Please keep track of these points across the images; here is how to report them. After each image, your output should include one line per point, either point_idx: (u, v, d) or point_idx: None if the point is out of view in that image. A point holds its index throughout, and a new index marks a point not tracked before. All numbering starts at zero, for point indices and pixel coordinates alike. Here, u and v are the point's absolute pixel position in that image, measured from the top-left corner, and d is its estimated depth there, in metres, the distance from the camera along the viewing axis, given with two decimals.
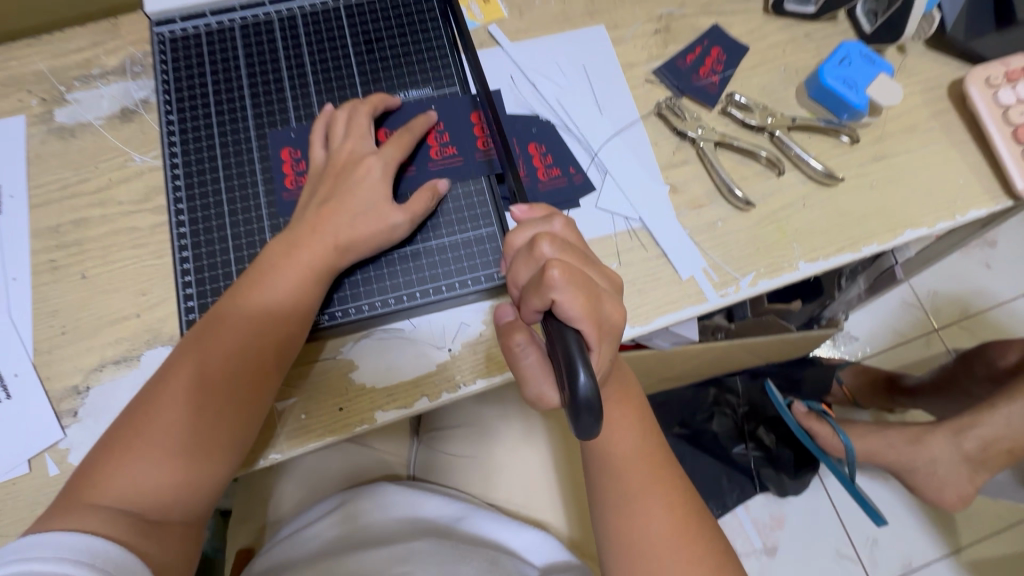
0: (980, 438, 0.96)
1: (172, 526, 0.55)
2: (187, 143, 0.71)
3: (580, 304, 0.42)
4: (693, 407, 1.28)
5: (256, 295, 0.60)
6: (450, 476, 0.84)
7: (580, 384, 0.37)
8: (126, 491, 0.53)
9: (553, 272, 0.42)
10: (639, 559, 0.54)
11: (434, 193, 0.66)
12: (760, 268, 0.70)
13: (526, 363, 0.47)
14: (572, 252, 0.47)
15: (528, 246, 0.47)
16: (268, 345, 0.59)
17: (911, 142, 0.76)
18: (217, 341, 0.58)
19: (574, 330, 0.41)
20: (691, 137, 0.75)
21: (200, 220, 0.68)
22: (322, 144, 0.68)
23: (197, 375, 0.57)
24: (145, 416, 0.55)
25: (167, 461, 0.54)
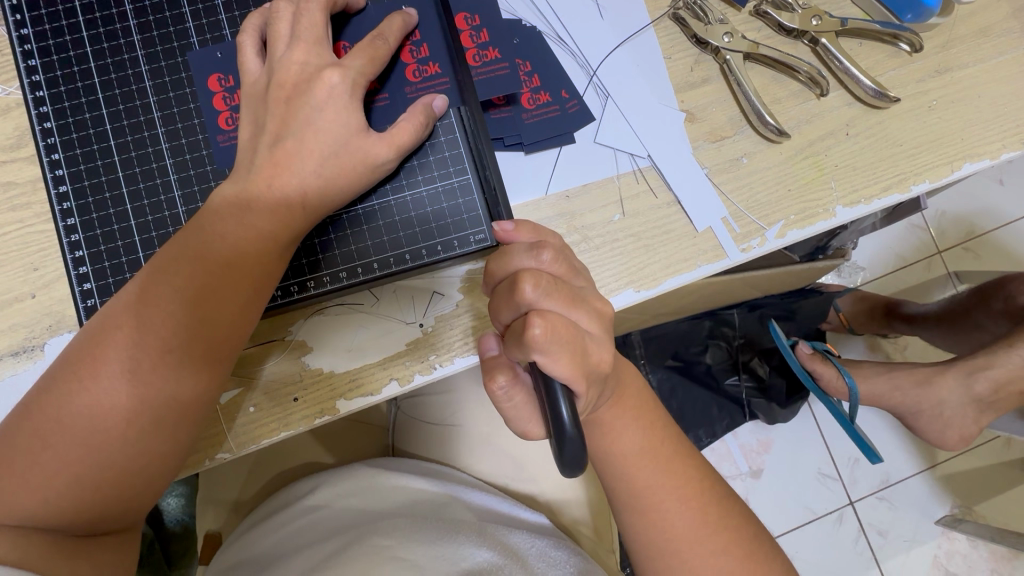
0: (992, 380, 0.92)
1: (103, 539, 0.44)
2: (52, 68, 0.53)
3: (566, 365, 0.36)
4: (685, 340, 1.15)
5: (188, 251, 0.45)
6: (432, 446, 0.78)
7: (563, 419, 0.34)
8: (33, 508, 0.41)
9: (536, 332, 0.35)
10: (658, 557, 0.49)
11: (427, 118, 0.51)
12: (791, 215, 0.59)
13: (508, 407, 0.40)
14: (561, 294, 0.38)
15: (509, 284, 0.39)
16: (219, 317, 0.45)
17: (981, 50, 0.62)
18: (142, 314, 0.43)
19: (562, 384, 0.36)
20: (714, 47, 0.59)
21: (84, 175, 0.52)
22: (257, 54, 0.50)
23: (118, 362, 0.42)
24: (52, 417, 0.42)
25: (91, 473, 0.42)
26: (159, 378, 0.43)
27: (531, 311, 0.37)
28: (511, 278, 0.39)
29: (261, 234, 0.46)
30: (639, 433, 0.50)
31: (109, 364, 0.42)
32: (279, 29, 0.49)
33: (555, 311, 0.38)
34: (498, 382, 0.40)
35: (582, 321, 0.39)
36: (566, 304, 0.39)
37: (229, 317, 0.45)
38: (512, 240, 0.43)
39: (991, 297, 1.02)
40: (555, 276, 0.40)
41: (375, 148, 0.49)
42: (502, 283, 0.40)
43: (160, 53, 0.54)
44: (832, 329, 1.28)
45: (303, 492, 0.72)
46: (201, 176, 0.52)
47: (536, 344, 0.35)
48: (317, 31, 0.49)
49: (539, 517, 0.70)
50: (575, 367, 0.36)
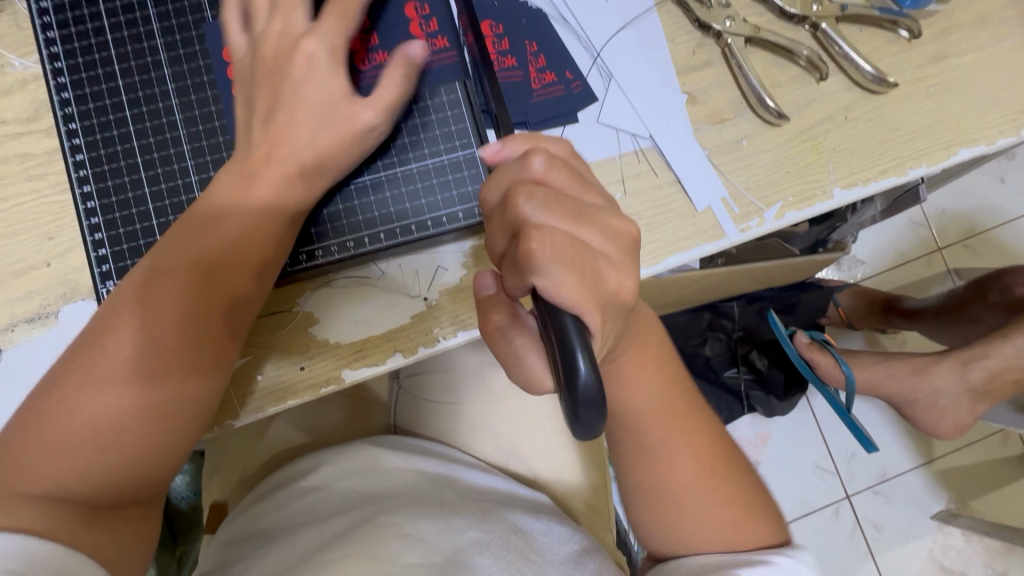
0: (987, 369, 0.93)
1: (122, 510, 0.44)
2: (68, 40, 0.54)
3: (574, 285, 0.34)
4: (685, 330, 1.15)
5: (206, 228, 0.46)
6: (435, 424, 0.80)
7: (579, 376, 0.32)
8: (55, 480, 0.41)
9: (533, 247, 0.34)
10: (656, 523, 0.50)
11: (407, 70, 0.50)
12: (789, 197, 0.60)
13: (511, 352, 0.39)
14: (561, 209, 0.37)
15: (503, 204, 0.37)
16: (233, 290, 0.46)
17: (979, 38, 0.63)
18: (156, 288, 0.44)
19: (572, 316, 0.34)
20: (716, 31, 0.61)
21: (100, 144, 0.53)
22: (240, 27, 0.51)
23: (141, 333, 0.44)
24: (76, 388, 0.43)
25: (116, 441, 0.43)
26: (181, 348, 0.44)
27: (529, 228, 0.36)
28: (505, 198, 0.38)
29: (275, 209, 0.48)
30: (636, 407, 0.51)
31: (132, 335, 0.43)
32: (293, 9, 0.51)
33: (556, 224, 0.36)
34: (495, 322, 0.39)
35: (591, 240, 0.37)
36: (569, 221, 0.37)
37: (242, 290, 0.47)
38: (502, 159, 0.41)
39: (988, 289, 1.04)
40: (556, 191, 0.38)
41: (384, 122, 0.50)
42: (497, 206, 0.39)
43: (174, 26, 0.55)
44: (831, 322, 1.28)
45: (308, 469, 0.73)
46: (213, 147, 0.54)
47: (534, 260, 0.34)
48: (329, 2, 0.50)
49: (541, 496, 0.72)
50: (581, 290, 0.35)
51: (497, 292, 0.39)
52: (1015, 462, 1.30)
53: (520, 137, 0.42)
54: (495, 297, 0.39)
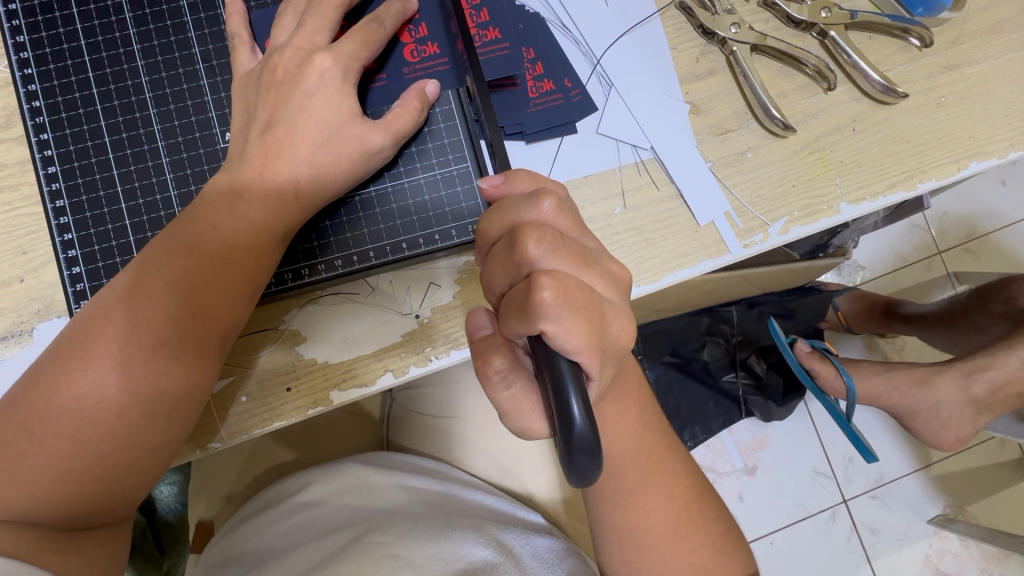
0: (991, 381, 0.92)
1: (93, 533, 0.43)
2: (40, 45, 0.51)
3: (579, 333, 0.33)
4: (683, 336, 1.13)
5: (179, 244, 0.44)
6: (428, 439, 0.78)
7: (573, 423, 0.30)
8: (23, 502, 0.40)
9: (545, 295, 0.32)
10: (638, 552, 0.49)
11: (423, 101, 0.50)
12: (794, 212, 0.58)
13: (506, 396, 0.37)
14: (567, 252, 0.35)
15: (508, 242, 0.36)
16: (215, 310, 0.44)
17: (992, 46, 0.61)
18: (132, 305, 0.42)
19: (568, 361, 0.33)
20: (721, 38, 0.58)
21: (74, 157, 0.51)
22: (250, 52, 0.50)
23: (109, 356, 0.41)
24: (41, 411, 0.40)
25: (81, 468, 0.41)
26: (151, 371, 0.42)
27: (537, 271, 0.34)
28: (511, 236, 0.36)
29: (253, 226, 0.45)
30: (635, 431, 0.49)
31: (99, 358, 0.41)
32: (284, 22, 0.49)
33: (562, 270, 0.35)
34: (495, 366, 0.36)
35: (592, 283, 0.36)
36: (574, 265, 0.36)
37: (224, 309, 0.44)
38: (503, 194, 0.41)
39: (991, 298, 1.02)
40: (561, 233, 0.37)
41: (370, 135, 0.47)
42: (500, 245, 0.37)
43: (152, 31, 0.52)
44: (830, 327, 1.27)
45: (296, 488, 0.71)
46: (194, 160, 0.51)
47: (546, 307, 0.32)
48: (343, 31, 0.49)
49: (538, 517, 0.70)
50: (587, 337, 0.33)
51: (493, 335, 0.38)
52: (1013, 469, 1.30)
53: (523, 175, 0.42)
54: (487, 338, 0.38)
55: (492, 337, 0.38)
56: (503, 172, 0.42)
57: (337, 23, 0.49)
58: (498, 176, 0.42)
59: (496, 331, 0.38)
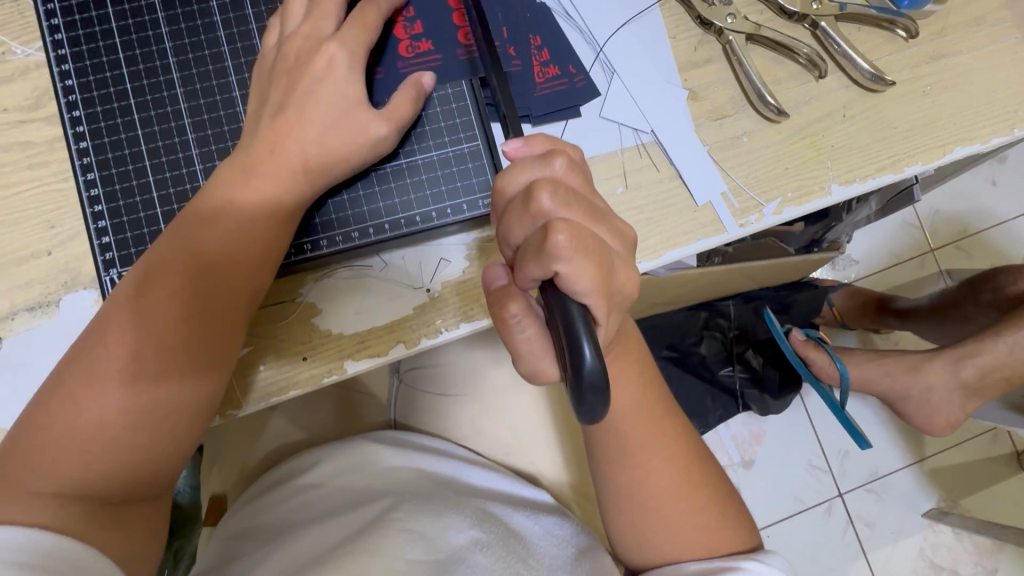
0: (979, 366, 0.94)
1: (133, 509, 0.44)
2: (72, 27, 0.54)
3: (589, 275, 0.35)
4: (681, 329, 1.16)
5: (198, 232, 0.46)
6: (435, 418, 0.80)
7: (585, 361, 0.32)
8: (58, 479, 0.41)
9: (560, 239, 0.34)
10: (631, 511, 0.52)
11: (420, 91, 0.53)
12: (788, 193, 0.60)
13: (522, 340, 0.39)
14: (578, 206, 0.38)
15: (523, 197, 0.38)
16: (235, 296, 0.47)
17: (975, 37, 0.64)
18: (155, 291, 0.44)
19: (577, 304, 0.35)
20: (717, 28, 0.61)
21: (104, 133, 0.53)
22: (277, 31, 0.53)
23: (141, 331, 0.43)
24: (80, 388, 0.42)
25: (124, 436, 0.43)
26: (184, 339, 0.44)
27: (551, 220, 0.36)
28: (524, 190, 0.38)
29: (269, 215, 0.48)
30: (637, 400, 0.51)
31: (132, 334, 0.43)
32: (293, 8, 0.51)
33: (575, 220, 0.37)
34: (511, 310, 0.38)
35: (602, 236, 0.39)
36: (585, 216, 0.38)
37: (243, 295, 0.47)
38: (523, 156, 0.43)
39: (980, 288, 1.05)
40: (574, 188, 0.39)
41: (376, 122, 0.50)
42: (515, 199, 0.39)
43: (180, 16, 0.55)
44: (825, 323, 1.30)
45: (307, 464, 0.73)
46: (218, 136, 0.54)
47: (560, 252, 0.34)
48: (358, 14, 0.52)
49: (543, 494, 0.72)
50: (597, 280, 0.35)
51: (507, 284, 0.40)
52: (1005, 460, 1.32)
53: (540, 139, 0.44)
54: (504, 287, 0.40)
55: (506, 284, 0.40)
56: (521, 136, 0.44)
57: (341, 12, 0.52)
58: (519, 141, 0.43)
59: (511, 280, 0.40)
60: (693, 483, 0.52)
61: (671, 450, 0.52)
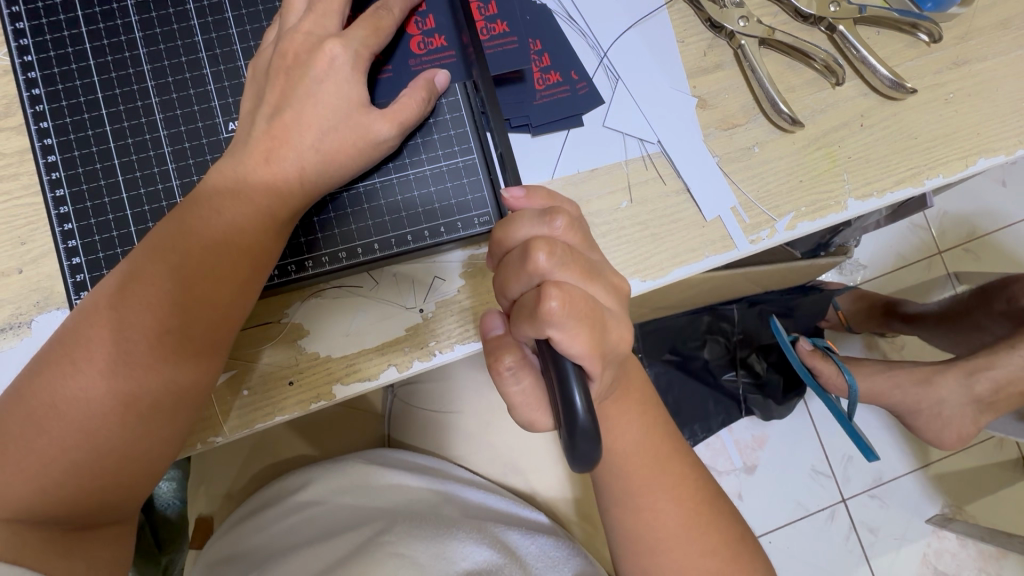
0: (993, 380, 0.91)
1: (96, 533, 0.42)
2: (40, 32, 0.51)
3: (584, 340, 0.33)
4: (683, 334, 1.13)
5: (181, 233, 0.43)
6: (430, 434, 0.77)
7: (576, 412, 0.31)
8: (30, 495, 0.39)
9: (552, 305, 0.33)
10: (632, 546, 0.49)
11: (430, 92, 0.49)
12: (801, 207, 0.57)
13: (516, 392, 0.37)
14: (576, 265, 0.35)
15: (518, 254, 0.36)
16: (219, 304, 0.43)
17: (1001, 42, 0.61)
18: (135, 296, 0.41)
19: (574, 364, 0.33)
20: (729, 31, 0.58)
21: (74, 146, 0.50)
22: (275, 27, 0.49)
23: (114, 344, 0.40)
24: (47, 402, 0.40)
25: (89, 459, 0.40)
26: (157, 361, 0.41)
27: (546, 281, 0.34)
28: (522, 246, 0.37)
29: (257, 216, 0.44)
30: (639, 429, 0.48)
31: (104, 347, 0.40)
32: (293, 4, 0.48)
33: (570, 281, 0.35)
34: (506, 363, 0.37)
35: (598, 295, 0.37)
36: (582, 276, 0.36)
37: (227, 302, 0.44)
38: (523, 206, 0.42)
39: (994, 297, 1.01)
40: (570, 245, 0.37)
41: (376, 125, 0.47)
42: (511, 254, 0.37)
43: (155, 20, 0.51)
44: (831, 326, 1.27)
45: (298, 484, 0.70)
46: (196, 150, 0.50)
47: (554, 317, 0.33)
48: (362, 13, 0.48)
49: (540, 516, 0.69)
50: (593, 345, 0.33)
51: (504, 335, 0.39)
52: (1012, 469, 1.30)
53: (541, 193, 0.42)
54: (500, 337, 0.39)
55: (503, 337, 0.39)
56: (524, 186, 0.43)
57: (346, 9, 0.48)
58: (520, 190, 0.42)
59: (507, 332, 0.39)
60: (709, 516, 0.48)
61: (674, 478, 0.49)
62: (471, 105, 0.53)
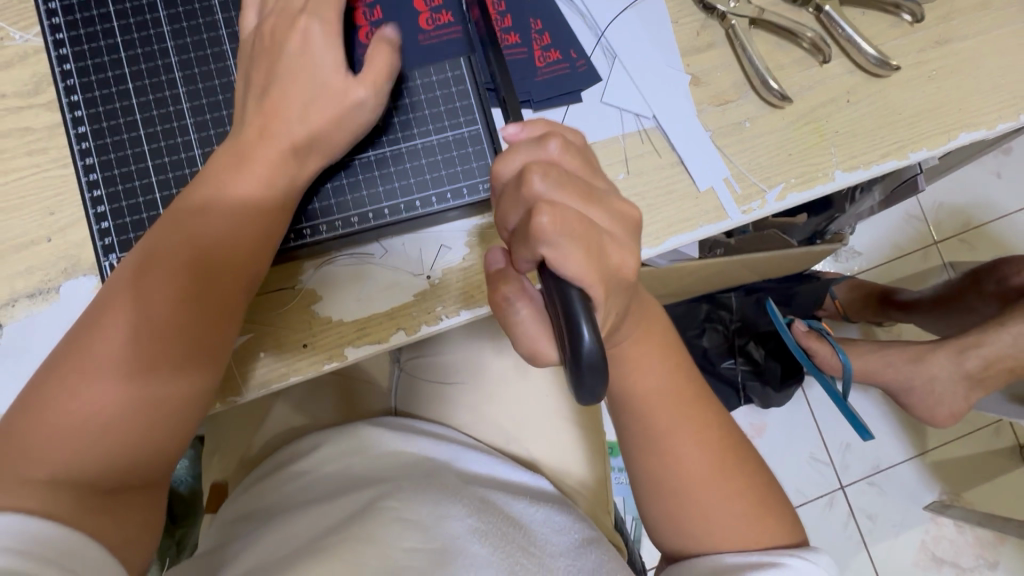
0: (983, 357, 0.94)
1: (126, 494, 0.43)
2: (70, 10, 0.54)
3: (578, 260, 0.35)
4: (682, 321, 1.16)
5: (194, 219, 0.46)
6: (436, 405, 0.79)
7: (585, 348, 0.33)
8: (61, 463, 0.41)
9: (544, 220, 0.34)
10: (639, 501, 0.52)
11: None
12: (791, 179, 0.60)
13: (518, 321, 0.40)
14: (570, 187, 0.37)
15: (516, 180, 0.38)
16: (231, 283, 0.47)
17: (981, 22, 0.64)
18: (150, 278, 0.44)
19: (576, 289, 0.35)
20: (721, 12, 0.61)
21: (103, 117, 0.53)
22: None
23: (135, 321, 0.43)
24: (73, 372, 0.42)
25: (114, 423, 0.42)
26: (179, 329, 0.44)
27: (539, 203, 0.36)
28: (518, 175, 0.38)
29: (263, 201, 0.48)
30: (638, 383, 0.51)
31: (125, 324, 0.43)
32: None
33: (565, 202, 0.37)
34: (506, 291, 0.40)
35: (596, 219, 0.38)
36: (576, 198, 0.37)
37: (239, 281, 0.47)
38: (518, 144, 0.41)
39: (985, 278, 1.04)
40: (566, 172, 0.38)
41: (388, 94, 0.50)
42: (510, 184, 0.39)
43: None
44: (828, 314, 1.31)
45: (309, 448, 0.73)
46: (217, 121, 0.53)
47: (544, 234, 0.34)
48: None
49: (542, 483, 0.72)
50: (588, 266, 0.35)
51: (504, 267, 0.41)
52: (1007, 454, 1.32)
53: (539, 123, 0.42)
54: (502, 270, 0.41)
55: (505, 269, 0.41)
56: (521, 121, 0.42)
57: None
58: (518, 126, 0.41)
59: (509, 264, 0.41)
60: (719, 465, 0.50)
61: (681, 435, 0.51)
62: (477, 79, 0.56)
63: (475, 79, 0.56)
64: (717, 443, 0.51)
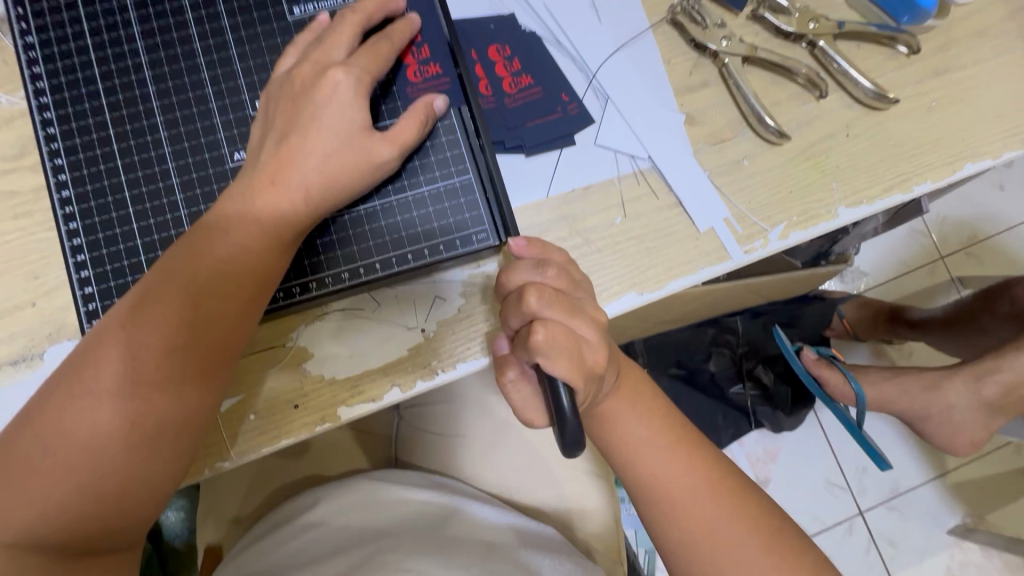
0: (1000, 383, 0.91)
1: (101, 559, 0.42)
2: (56, 74, 0.53)
3: (565, 367, 0.39)
4: (689, 347, 1.12)
5: (189, 257, 0.44)
6: (438, 454, 0.77)
7: (562, 411, 0.38)
8: (36, 523, 0.39)
9: (538, 339, 0.39)
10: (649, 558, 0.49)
11: (428, 116, 0.51)
12: (793, 217, 0.58)
13: (516, 397, 0.45)
14: (563, 305, 0.41)
15: (516, 296, 0.42)
16: (223, 330, 0.45)
17: (981, 51, 0.63)
18: (141, 320, 0.42)
19: (563, 385, 0.39)
20: (713, 51, 0.60)
21: (87, 180, 0.52)
22: (290, 56, 0.52)
23: (122, 368, 0.41)
24: (56, 424, 0.41)
25: (92, 482, 0.40)
26: (163, 383, 0.42)
27: (535, 320, 0.41)
28: (517, 289, 0.43)
29: (261, 241, 0.46)
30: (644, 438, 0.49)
31: (112, 370, 0.41)
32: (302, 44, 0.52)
33: (557, 320, 0.41)
34: (507, 375, 0.45)
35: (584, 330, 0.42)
36: (568, 314, 0.42)
37: (229, 327, 0.45)
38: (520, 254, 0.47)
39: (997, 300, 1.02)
40: (559, 288, 0.43)
41: (377, 148, 0.49)
42: (510, 293, 0.44)
43: (163, 58, 0.54)
44: (836, 336, 1.26)
45: (305, 505, 0.70)
46: (203, 179, 0.52)
47: (539, 349, 0.39)
48: (365, 44, 0.51)
49: (546, 528, 0.68)
50: (575, 371, 0.40)
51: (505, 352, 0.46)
52: None
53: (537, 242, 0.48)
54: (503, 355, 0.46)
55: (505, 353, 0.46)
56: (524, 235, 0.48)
57: (355, 39, 0.51)
58: (522, 241, 0.47)
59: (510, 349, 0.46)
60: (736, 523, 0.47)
61: (684, 477, 0.48)
62: (466, 129, 0.55)
63: (466, 127, 0.55)
64: (736, 499, 0.48)
